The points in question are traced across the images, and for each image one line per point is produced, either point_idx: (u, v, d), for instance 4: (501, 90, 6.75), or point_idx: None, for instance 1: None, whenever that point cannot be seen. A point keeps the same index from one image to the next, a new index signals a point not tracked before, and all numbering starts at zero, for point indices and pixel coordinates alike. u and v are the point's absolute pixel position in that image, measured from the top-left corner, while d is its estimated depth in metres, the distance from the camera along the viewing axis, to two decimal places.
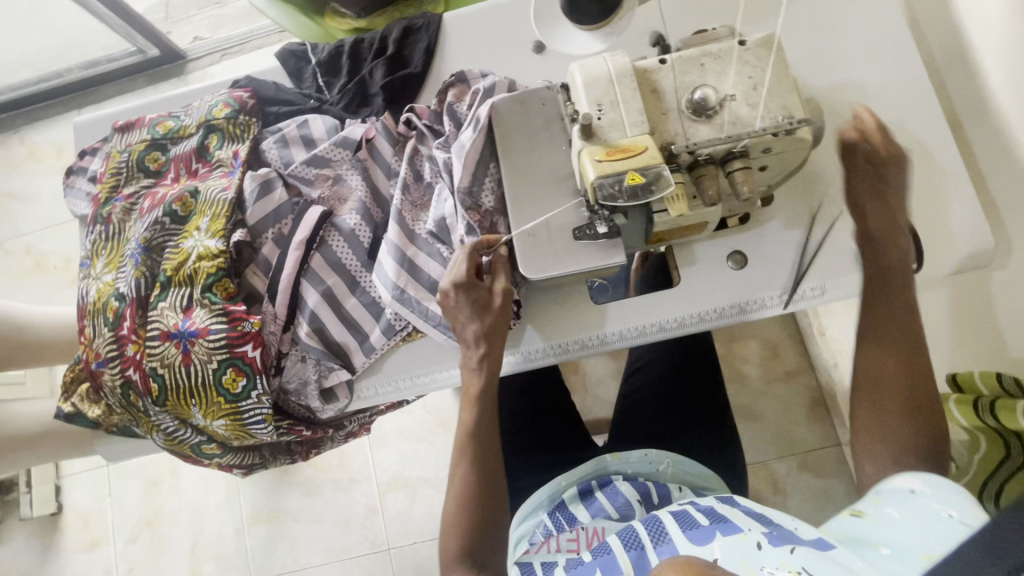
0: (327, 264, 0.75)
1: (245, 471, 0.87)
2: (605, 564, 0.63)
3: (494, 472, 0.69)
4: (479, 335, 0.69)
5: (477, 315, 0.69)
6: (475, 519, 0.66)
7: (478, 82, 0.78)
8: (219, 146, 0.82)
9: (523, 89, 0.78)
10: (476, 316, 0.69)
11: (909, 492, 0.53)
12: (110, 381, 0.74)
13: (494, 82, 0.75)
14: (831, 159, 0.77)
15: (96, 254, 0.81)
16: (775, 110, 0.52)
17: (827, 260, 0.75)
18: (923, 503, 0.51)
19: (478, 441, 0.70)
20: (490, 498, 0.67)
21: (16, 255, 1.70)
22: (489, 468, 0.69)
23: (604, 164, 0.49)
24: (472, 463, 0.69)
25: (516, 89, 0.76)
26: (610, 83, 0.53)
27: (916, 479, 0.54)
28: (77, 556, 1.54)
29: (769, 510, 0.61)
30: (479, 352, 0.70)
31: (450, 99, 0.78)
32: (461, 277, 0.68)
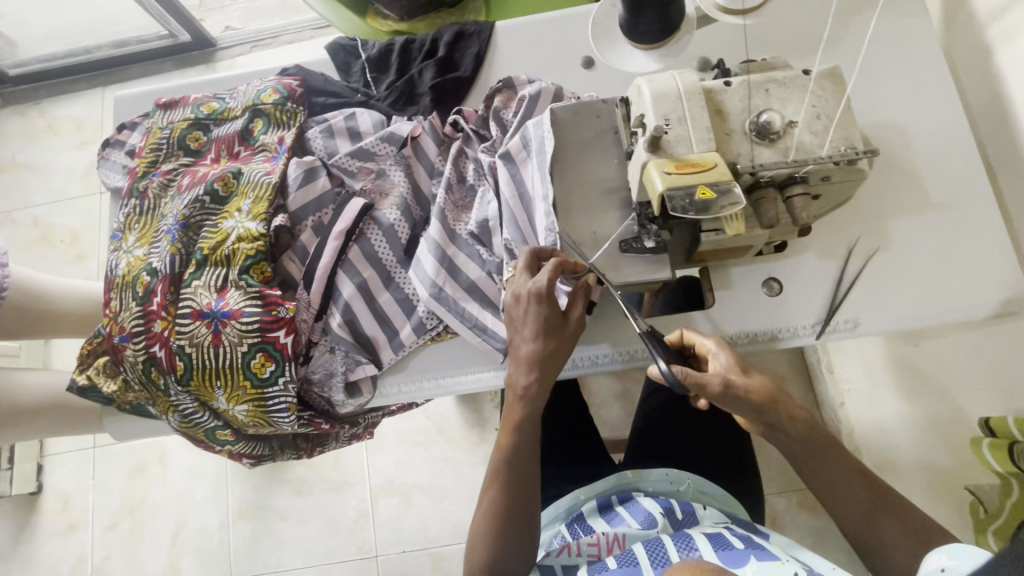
0: (365, 256, 0.75)
1: (252, 462, 0.85)
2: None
3: (526, 495, 0.66)
4: (538, 355, 0.66)
5: (539, 334, 0.65)
6: (502, 536, 0.64)
7: (525, 88, 0.79)
8: (264, 131, 0.82)
9: (568, 97, 0.79)
10: (539, 335, 0.65)
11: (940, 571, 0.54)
12: (132, 357, 0.72)
13: (540, 88, 0.76)
14: (870, 197, 0.78)
15: (129, 227, 0.80)
16: (838, 140, 0.53)
17: (860, 295, 0.76)
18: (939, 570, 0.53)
19: (513, 463, 0.67)
20: (520, 519, 0.65)
21: (23, 225, 1.68)
22: (523, 492, 0.66)
23: (673, 176, 0.50)
24: (506, 488, 0.66)
25: (561, 97, 0.77)
26: (678, 99, 0.53)
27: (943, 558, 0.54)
28: (52, 539, 1.49)
29: (804, 556, 0.64)
30: (530, 373, 0.66)
31: (496, 104, 0.79)
32: (540, 287, 0.64)
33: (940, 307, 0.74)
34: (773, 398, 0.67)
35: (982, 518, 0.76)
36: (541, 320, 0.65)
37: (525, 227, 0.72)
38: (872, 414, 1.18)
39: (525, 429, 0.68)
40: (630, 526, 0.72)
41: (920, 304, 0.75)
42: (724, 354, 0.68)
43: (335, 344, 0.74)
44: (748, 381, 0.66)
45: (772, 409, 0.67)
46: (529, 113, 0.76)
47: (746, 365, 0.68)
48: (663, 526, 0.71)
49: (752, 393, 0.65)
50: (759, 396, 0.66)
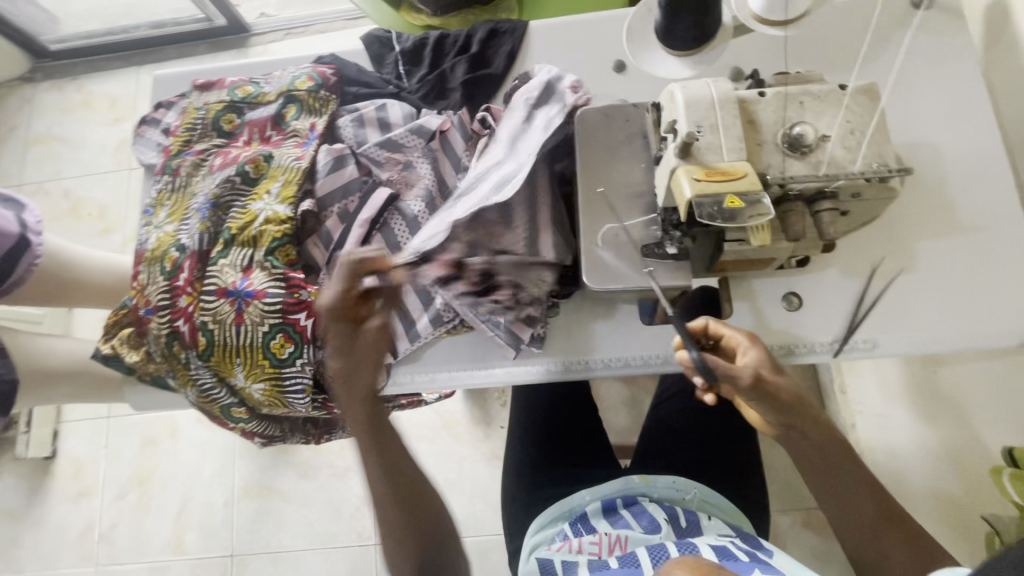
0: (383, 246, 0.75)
1: (263, 441, 0.87)
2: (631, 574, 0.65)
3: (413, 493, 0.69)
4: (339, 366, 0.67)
5: (350, 346, 0.67)
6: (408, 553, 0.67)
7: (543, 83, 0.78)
8: (296, 117, 0.83)
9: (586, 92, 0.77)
10: (347, 347, 0.67)
11: None
12: (157, 329, 0.74)
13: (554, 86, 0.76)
14: (898, 217, 0.77)
15: (161, 203, 0.82)
16: (871, 156, 0.53)
17: (881, 316, 0.75)
18: None
19: (391, 467, 0.69)
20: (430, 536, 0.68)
21: (54, 196, 1.72)
22: (416, 490, 0.70)
23: (703, 183, 0.50)
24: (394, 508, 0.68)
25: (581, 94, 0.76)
26: (712, 107, 0.53)
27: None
28: (63, 503, 1.53)
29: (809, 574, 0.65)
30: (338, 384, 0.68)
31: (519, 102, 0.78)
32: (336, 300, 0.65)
33: (963, 333, 0.73)
34: (801, 401, 0.66)
35: (997, 548, 0.76)
36: (341, 330, 0.66)
37: (547, 226, 0.72)
38: (884, 438, 1.17)
39: (375, 430, 0.70)
40: (634, 529, 0.73)
41: (943, 329, 0.74)
42: (754, 350, 0.66)
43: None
44: (777, 380, 0.65)
45: (797, 412, 0.67)
46: (534, 112, 0.75)
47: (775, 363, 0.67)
48: (666, 531, 0.72)
49: (780, 393, 0.65)
50: (790, 396, 0.66)
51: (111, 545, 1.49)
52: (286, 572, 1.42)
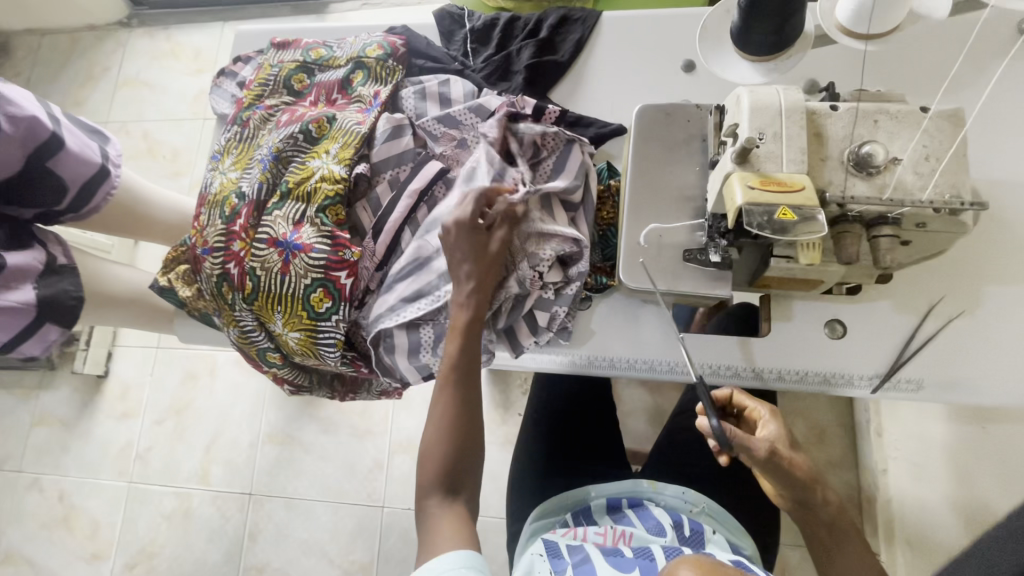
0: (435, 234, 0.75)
1: (291, 390, 0.91)
2: (645, 566, 0.65)
3: (472, 413, 0.68)
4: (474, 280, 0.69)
5: (472, 253, 0.69)
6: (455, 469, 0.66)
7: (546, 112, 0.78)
8: (362, 83, 0.86)
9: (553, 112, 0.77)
10: (467, 255, 0.69)
11: None
12: (209, 269, 0.79)
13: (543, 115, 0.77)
14: (971, 258, 0.71)
15: (228, 151, 0.87)
16: (944, 187, 0.50)
17: (931, 358, 0.71)
18: None
19: (462, 373, 0.68)
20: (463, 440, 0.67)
21: (135, 136, 1.84)
22: (469, 409, 0.68)
23: (756, 192, 0.48)
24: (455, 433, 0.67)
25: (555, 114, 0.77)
26: (779, 116, 0.51)
27: None
28: (108, 420, 1.66)
29: None
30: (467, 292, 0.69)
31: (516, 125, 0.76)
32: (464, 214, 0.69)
33: (1019, 390, 0.69)
34: (813, 478, 0.66)
35: None
36: (471, 242, 0.69)
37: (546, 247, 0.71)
38: (918, 491, 1.11)
39: (469, 339, 0.68)
40: (639, 528, 0.72)
41: (996, 382, 0.69)
42: (774, 425, 0.67)
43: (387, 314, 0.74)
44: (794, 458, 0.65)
45: (810, 490, 0.66)
46: (568, 146, 0.75)
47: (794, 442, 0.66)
48: (671, 537, 0.71)
49: (797, 468, 0.65)
50: (803, 472, 0.65)
51: (145, 465, 1.61)
52: (297, 518, 1.49)
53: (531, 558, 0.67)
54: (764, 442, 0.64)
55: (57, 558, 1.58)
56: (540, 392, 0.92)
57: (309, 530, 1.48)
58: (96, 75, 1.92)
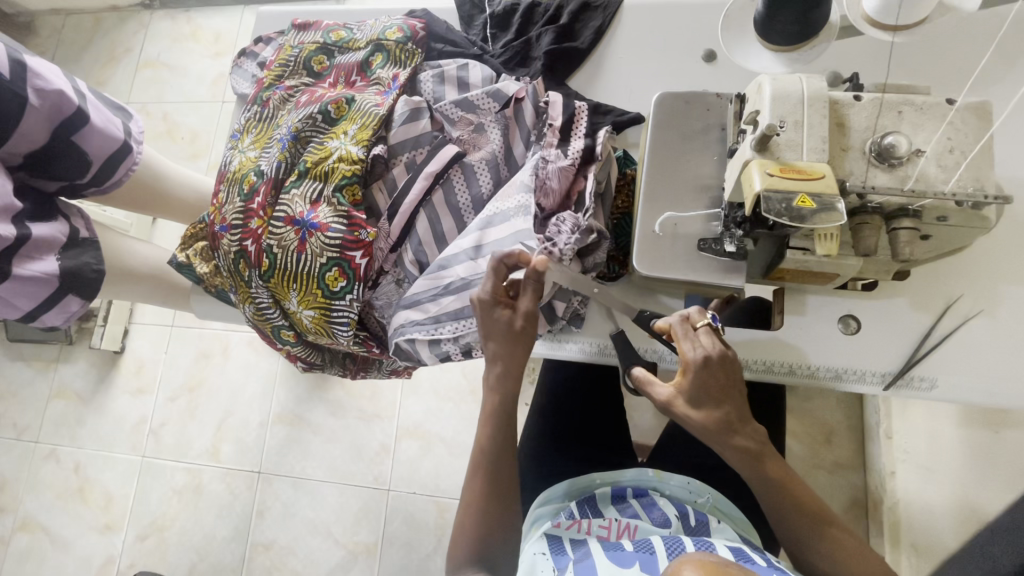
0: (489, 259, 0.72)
1: (304, 367, 0.92)
2: (645, 560, 0.63)
3: (510, 491, 0.66)
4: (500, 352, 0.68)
5: (497, 330, 0.68)
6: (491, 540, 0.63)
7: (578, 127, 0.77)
8: (381, 66, 0.86)
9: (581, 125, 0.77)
10: (493, 332, 0.68)
11: None
12: (227, 246, 0.80)
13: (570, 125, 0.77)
14: (992, 258, 0.70)
15: (247, 130, 0.88)
16: (967, 180, 0.49)
17: (945, 357, 0.70)
18: None
19: (501, 445, 0.67)
20: (502, 509, 0.64)
21: (155, 117, 1.86)
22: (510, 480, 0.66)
23: (775, 179, 0.47)
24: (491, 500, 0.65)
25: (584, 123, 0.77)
26: (801, 103, 0.51)
27: None
28: (124, 395, 1.69)
29: None
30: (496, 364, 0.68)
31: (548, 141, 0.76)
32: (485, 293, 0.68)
33: None
34: (727, 430, 0.61)
35: None
36: (495, 319, 0.68)
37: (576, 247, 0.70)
38: (926, 494, 1.10)
39: (500, 414, 0.68)
40: (644, 519, 0.72)
41: (1013, 384, 0.68)
42: (687, 376, 0.61)
43: (427, 328, 0.73)
44: (690, 411, 0.62)
45: (719, 443, 0.62)
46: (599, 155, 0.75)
47: (709, 394, 0.61)
48: (675, 528, 0.71)
49: (693, 423, 0.62)
50: (706, 427, 0.61)
51: (158, 440, 1.64)
52: (305, 498, 1.51)
53: (531, 555, 0.67)
54: (665, 392, 0.63)
55: (71, 527, 1.62)
56: (549, 379, 0.94)
57: (315, 510, 1.50)
58: (118, 56, 1.94)
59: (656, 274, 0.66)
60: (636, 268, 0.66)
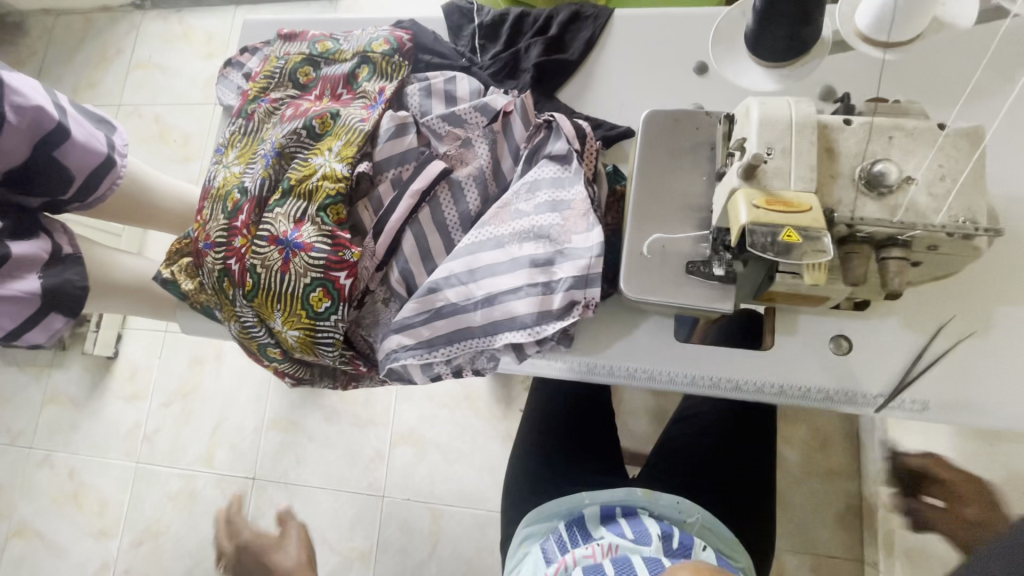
0: (481, 285, 0.72)
1: (292, 383, 0.91)
2: None
3: None
4: None
5: None
6: None
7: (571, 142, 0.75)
8: (367, 79, 0.84)
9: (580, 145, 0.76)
10: None
11: None
12: (211, 264, 0.79)
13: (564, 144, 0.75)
14: (984, 276, 0.69)
15: (232, 145, 0.86)
16: (958, 209, 0.48)
17: (937, 377, 0.69)
18: None
19: None
20: None
21: (147, 119, 1.84)
22: None
23: (761, 211, 0.46)
24: None
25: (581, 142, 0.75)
26: (789, 130, 0.50)
27: None
28: (117, 401, 1.68)
29: None
30: None
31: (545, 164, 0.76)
32: None
33: None
34: None
35: None
36: None
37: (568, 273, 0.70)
38: None
39: None
40: (625, 538, 0.70)
41: (1005, 406, 0.68)
42: None
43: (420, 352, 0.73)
44: None
45: None
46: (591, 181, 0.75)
47: None
48: (656, 547, 0.68)
49: None
50: None
51: (152, 447, 1.63)
52: (299, 504, 1.51)
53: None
54: None
55: (66, 533, 1.62)
56: (540, 394, 0.93)
57: (310, 517, 1.50)
58: (109, 56, 1.92)
59: (645, 296, 0.64)
60: (624, 292, 0.65)
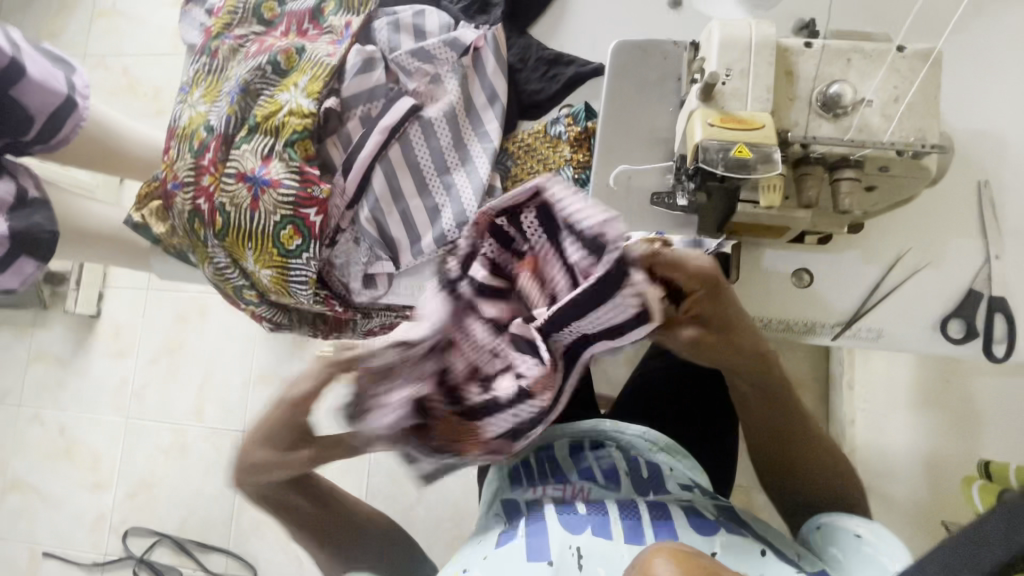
0: (425, 227, 0.78)
1: (271, 327, 0.92)
2: (598, 523, 0.60)
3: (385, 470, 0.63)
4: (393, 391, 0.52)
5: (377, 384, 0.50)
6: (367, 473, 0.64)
7: (477, 97, 0.79)
8: (334, 13, 0.82)
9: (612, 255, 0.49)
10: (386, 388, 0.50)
11: (855, 535, 0.59)
12: (181, 204, 0.79)
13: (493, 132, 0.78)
14: (939, 210, 0.71)
15: (196, 83, 0.84)
16: (909, 129, 0.49)
17: (893, 306, 0.71)
18: (869, 550, 0.58)
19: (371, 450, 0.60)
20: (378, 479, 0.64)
21: (114, 72, 1.77)
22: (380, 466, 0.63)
23: (715, 128, 0.47)
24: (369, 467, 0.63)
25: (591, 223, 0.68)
26: (748, 51, 0.50)
27: (864, 524, 0.60)
28: (103, 359, 1.69)
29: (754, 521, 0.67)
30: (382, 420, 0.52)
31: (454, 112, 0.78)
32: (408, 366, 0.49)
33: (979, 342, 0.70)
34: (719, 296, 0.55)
35: None
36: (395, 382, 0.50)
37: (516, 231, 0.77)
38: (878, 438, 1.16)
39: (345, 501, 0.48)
40: (595, 480, 0.71)
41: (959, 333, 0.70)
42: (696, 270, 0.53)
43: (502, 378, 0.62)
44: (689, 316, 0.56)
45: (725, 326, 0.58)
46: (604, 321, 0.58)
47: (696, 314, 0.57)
48: (625, 485, 0.70)
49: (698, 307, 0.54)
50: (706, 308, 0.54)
51: (141, 402, 1.65)
52: None
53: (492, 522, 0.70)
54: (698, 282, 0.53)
55: (61, 486, 1.65)
56: None
57: None
58: (69, 4, 1.83)
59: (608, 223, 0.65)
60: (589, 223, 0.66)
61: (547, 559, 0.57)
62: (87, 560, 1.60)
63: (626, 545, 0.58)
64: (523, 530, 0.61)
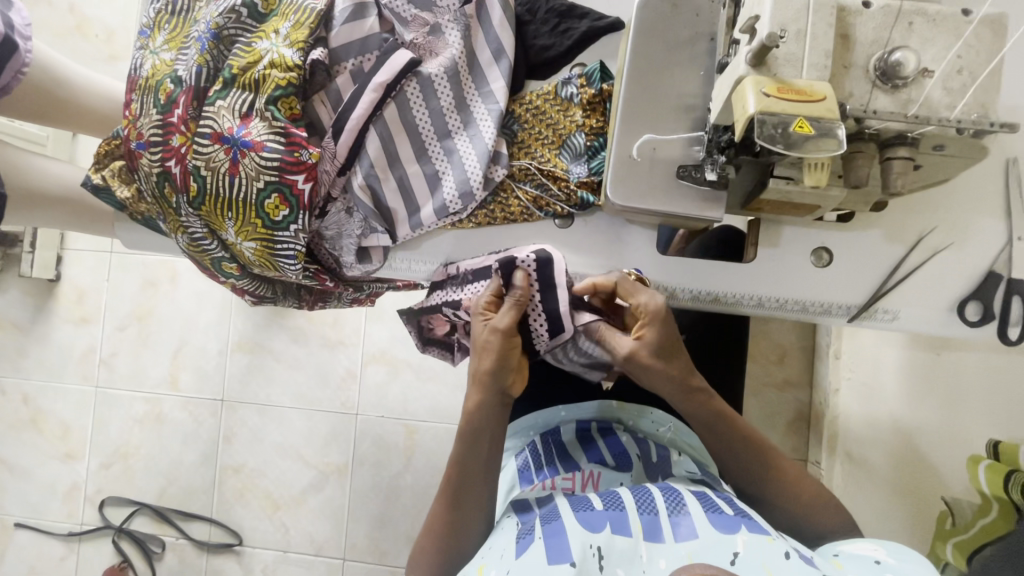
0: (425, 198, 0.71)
1: (253, 300, 0.85)
2: (615, 519, 0.58)
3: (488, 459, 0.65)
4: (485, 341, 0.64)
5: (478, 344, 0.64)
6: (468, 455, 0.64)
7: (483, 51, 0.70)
8: None
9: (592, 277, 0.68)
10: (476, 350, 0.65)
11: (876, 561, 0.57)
12: (148, 167, 0.70)
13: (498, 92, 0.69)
14: (966, 189, 0.68)
15: (159, 26, 0.73)
16: (973, 104, 0.45)
17: (911, 288, 0.69)
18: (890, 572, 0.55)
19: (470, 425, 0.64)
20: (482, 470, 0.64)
21: (58, 8, 1.58)
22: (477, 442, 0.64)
23: (770, 100, 0.42)
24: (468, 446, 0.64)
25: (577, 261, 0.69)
26: (805, 9, 0.44)
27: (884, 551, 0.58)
28: (66, 325, 1.58)
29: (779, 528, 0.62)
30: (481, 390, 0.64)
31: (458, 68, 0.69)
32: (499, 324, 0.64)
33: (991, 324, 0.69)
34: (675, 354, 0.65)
35: (949, 526, 0.84)
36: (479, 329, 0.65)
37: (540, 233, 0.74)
38: (863, 408, 1.18)
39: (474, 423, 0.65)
40: (606, 463, 0.71)
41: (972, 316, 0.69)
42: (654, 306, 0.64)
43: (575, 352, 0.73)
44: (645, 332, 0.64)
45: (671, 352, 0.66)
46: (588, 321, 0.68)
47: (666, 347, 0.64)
48: (636, 470, 0.71)
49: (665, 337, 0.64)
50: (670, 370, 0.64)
51: (111, 370, 1.57)
52: (271, 424, 1.50)
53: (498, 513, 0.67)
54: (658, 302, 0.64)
55: (29, 456, 1.58)
56: None
57: (282, 434, 1.50)
58: None
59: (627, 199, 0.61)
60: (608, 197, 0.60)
61: (570, 560, 0.54)
62: (61, 531, 1.54)
63: (646, 543, 0.57)
64: (540, 533, 0.58)
